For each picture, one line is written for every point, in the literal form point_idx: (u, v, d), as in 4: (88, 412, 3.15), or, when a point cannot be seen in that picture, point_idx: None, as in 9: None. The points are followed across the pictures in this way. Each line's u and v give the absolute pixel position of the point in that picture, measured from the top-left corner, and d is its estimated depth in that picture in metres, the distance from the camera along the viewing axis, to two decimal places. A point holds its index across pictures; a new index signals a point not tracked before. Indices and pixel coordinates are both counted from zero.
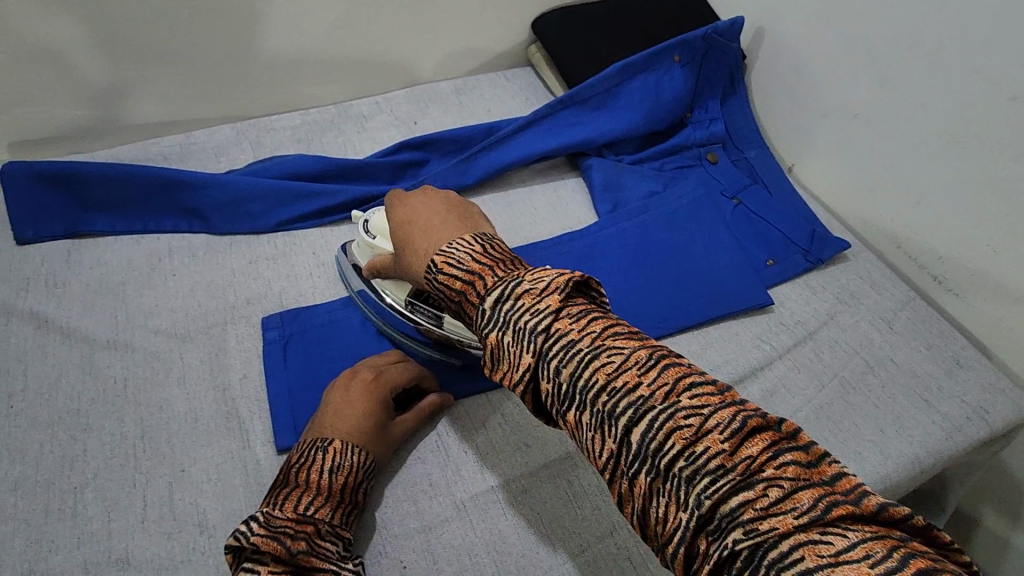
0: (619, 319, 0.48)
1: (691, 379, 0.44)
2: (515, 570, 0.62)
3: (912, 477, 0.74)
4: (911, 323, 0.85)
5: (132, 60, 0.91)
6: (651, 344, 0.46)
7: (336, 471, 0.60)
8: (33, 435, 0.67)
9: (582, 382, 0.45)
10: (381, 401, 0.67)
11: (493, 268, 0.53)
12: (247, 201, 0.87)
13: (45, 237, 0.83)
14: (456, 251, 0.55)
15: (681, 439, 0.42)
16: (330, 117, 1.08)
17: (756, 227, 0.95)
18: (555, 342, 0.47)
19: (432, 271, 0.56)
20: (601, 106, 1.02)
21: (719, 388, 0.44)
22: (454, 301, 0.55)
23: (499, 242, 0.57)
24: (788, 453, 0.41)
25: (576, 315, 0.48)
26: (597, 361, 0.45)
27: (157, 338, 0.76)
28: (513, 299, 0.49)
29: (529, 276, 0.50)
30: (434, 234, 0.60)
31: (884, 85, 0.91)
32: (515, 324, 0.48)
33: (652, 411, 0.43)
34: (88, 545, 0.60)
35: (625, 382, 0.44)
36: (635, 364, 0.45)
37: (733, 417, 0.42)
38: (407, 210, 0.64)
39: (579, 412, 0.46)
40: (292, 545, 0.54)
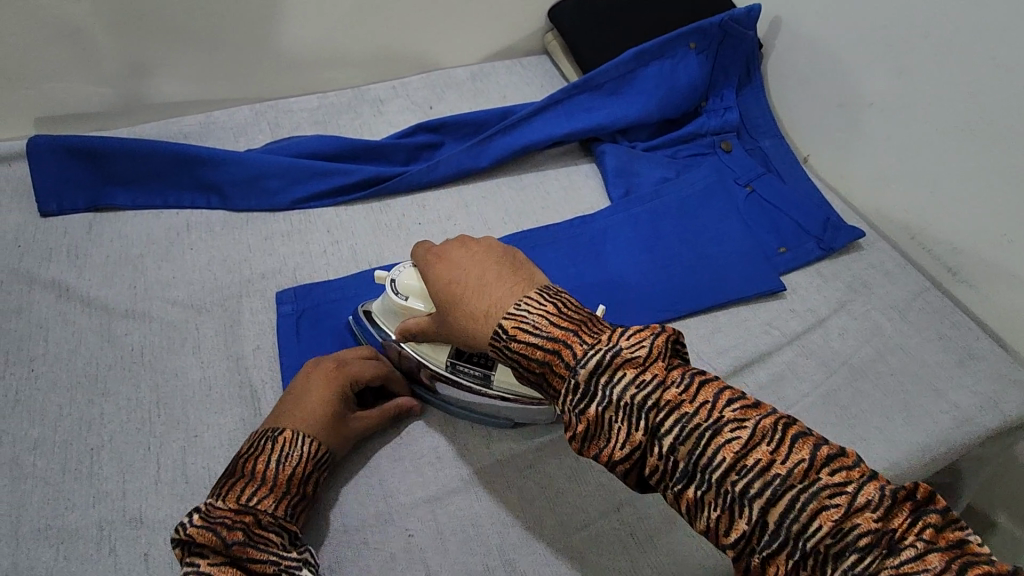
0: (727, 384, 0.49)
1: (824, 451, 0.44)
2: (520, 543, 0.62)
3: (922, 465, 0.73)
4: (924, 313, 0.84)
5: (153, 40, 0.93)
6: (768, 411, 0.47)
7: (284, 461, 0.59)
8: (53, 398, 0.68)
9: (707, 460, 0.46)
10: (339, 394, 0.65)
11: (577, 333, 0.52)
12: (264, 178, 0.89)
13: (68, 209, 0.85)
14: (529, 315, 0.54)
15: (826, 519, 0.42)
16: (346, 101, 1.09)
17: (769, 215, 0.94)
18: (670, 417, 0.47)
19: (504, 339, 0.54)
20: (615, 92, 1.02)
21: (851, 458, 0.44)
22: (534, 372, 0.54)
23: (567, 298, 0.56)
24: (927, 518, 0.41)
25: (685, 384, 0.49)
26: (720, 437, 0.46)
27: (173, 309, 0.77)
28: (615, 371, 0.49)
29: (627, 344, 0.50)
30: (493, 293, 0.58)
31: (901, 74, 0.90)
32: (622, 399, 0.48)
33: (790, 491, 0.43)
34: (103, 504, 0.61)
35: (754, 459, 0.45)
36: (762, 437, 0.45)
37: (877, 490, 0.42)
38: (450, 266, 0.62)
39: (700, 489, 0.46)
40: (227, 536, 0.52)
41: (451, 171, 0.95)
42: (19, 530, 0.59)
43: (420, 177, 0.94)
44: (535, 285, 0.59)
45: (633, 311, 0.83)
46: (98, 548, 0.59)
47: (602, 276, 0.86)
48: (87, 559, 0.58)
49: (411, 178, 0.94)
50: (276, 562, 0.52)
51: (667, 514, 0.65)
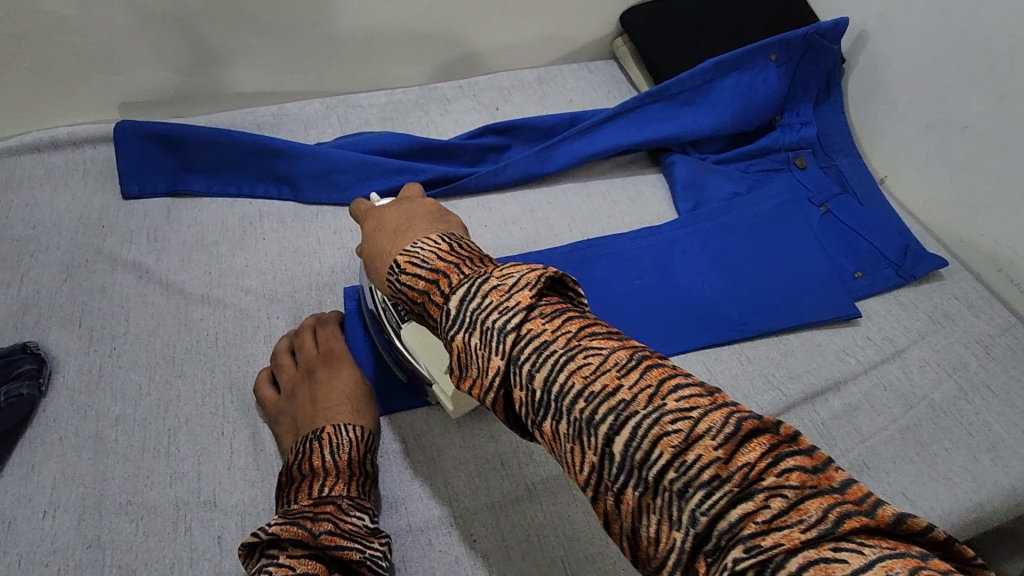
0: (596, 318, 0.43)
1: (676, 380, 0.39)
2: (583, 557, 0.62)
3: (1008, 510, 0.70)
4: (1010, 351, 0.81)
5: (235, 31, 0.94)
6: (631, 343, 0.41)
7: (337, 452, 0.61)
8: (133, 377, 0.71)
9: (557, 388, 0.40)
10: (323, 377, 0.68)
11: (458, 266, 0.48)
12: (335, 172, 0.89)
13: (148, 192, 0.87)
14: (420, 251, 0.50)
15: (669, 448, 0.36)
16: (414, 99, 1.10)
17: (845, 238, 0.91)
18: (528, 346, 0.42)
19: (395, 272, 0.51)
20: (690, 102, 1.00)
21: (710, 389, 0.39)
22: (418, 304, 0.49)
23: (468, 243, 0.52)
24: (789, 458, 0.35)
25: (549, 314, 0.43)
26: (572, 363, 0.40)
27: (247, 297, 0.79)
28: (481, 298, 0.44)
29: (497, 273, 0.45)
30: (401, 234, 0.55)
31: (1003, 97, 0.85)
32: (483, 324, 0.43)
33: (634, 418, 0.38)
34: (180, 485, 0.63)
35: (602, 386, 0.39)
36: (615, 365, 0.40)
37: (723, 418, 0.36)
38: (374, 218, 0.60)
39: (556, 421, 0.41)
40: (313, 528, 0.52)
41: (518, 174, 0.95)
42: (102, 503, 0.62)
43: (486, 179, 0.94)
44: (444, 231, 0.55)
45: (701, 330, 0.81)
46: (175, 528, 0.61)
47: (669, 292, 0.84)
48: (165, 537, 0.60)
49: (478, 179, 0.93)
50: (362, 549, 0.53)
51: None
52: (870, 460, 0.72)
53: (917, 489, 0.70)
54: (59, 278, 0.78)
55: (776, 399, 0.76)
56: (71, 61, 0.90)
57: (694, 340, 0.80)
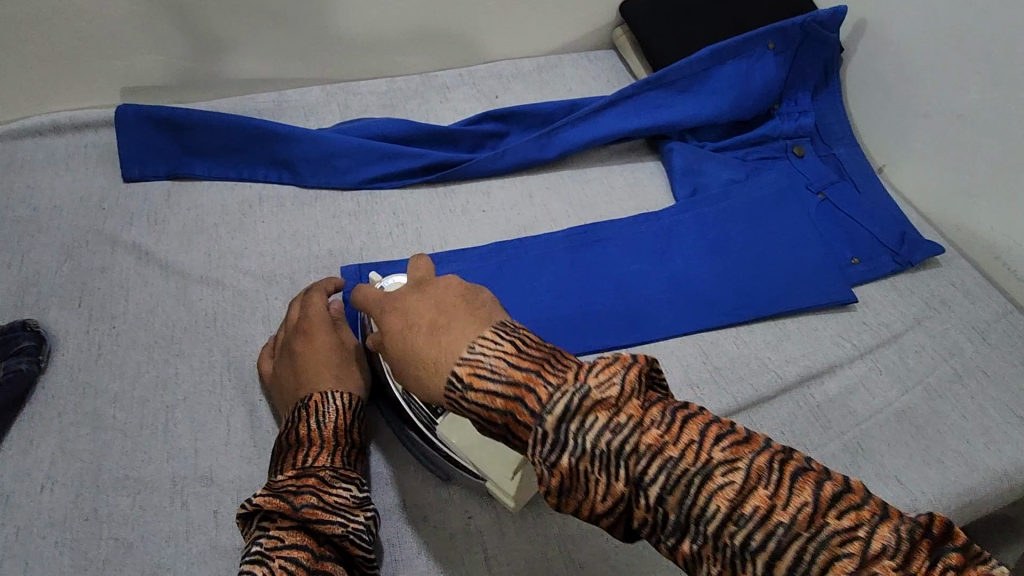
0: (712, 417, 0.43)
1: (828, 491, 0.39)
2: (578, 536, 0.63)
3: (1001, 493, 0.70)
4: (1005, 337, 0.81)
5: (235, 16, 0.94)
6: (761, 447, 0.41)
7: (323, 420, 0.61)
8: (132, 355, 0.71)
9: (700, 510, 0.40)
10: (301, 348, 0.66)
11: (541, 373, 0.44)
12: (335, 157, 0.90)
13: (149, 175, 0.88)
14: (485, 357, 0.46)
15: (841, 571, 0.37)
16: (415, 87, 1.10)
17: (842, 224, 0.92)
18: (654, 463, 0.41)
19: (458, 389, 0.46)
20: (688, 89, 1.00)
21: (855, 492, 0.39)
22: (496, 423, 0.46)
23: (527, 335, 0.47)
24: (946, 560, 0.37)
25: (666, 424, 0.42)
26: (713, 483, 0.40)
27: (245, 279, 0.80)
28: (586, 416, 0.42)
29: (595, 381, 0.43)
30: (442, 335, 0.48)
31: (1000, 84, 0.85)
32: (596, 448, 0.41)
33: (796, 540, 0.38)
34: (177, 460, 0.64)
35: (753, 506, 0.39)
36: (758, 479, 0.40)
37: (891, 533, 0.37)
38: (397, 311, 0.52)
39: (697, 543, 0.40)
40: (296, 501, 0.53)
41: (516, 160, 0.95)
42: (100, 478, 0.62)
43: (485, 165, 0.94)
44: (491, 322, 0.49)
45: (696, 313, 0.81)
46: (172, 502, 0.61)
47: (666, 276, 0.85)
48: (161, 510, 0.61)
49: (476, 165, 0.93)
50: (344, 523, 0.54)
51: None
52: (864, 442, 0.72)
53: (910, 471, 0.70)
54: (59, 259, 0.79)
55: (771, 382, 0.76)
56: (71, 45, 0.90)
57: (689, 323, 0.81)
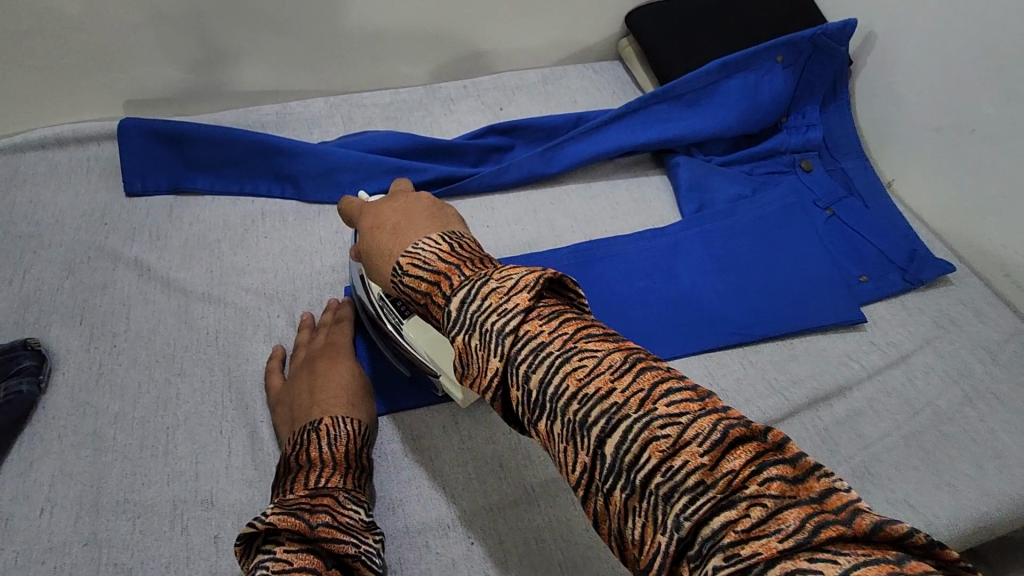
0: (594, 322, 0.44)
1: (670, 386, 0.39)
2: (581, 562, 0.62)
3: (1015, 520, 0.69)
4: (1017, 358, 0.80)
5: (238, 29, 0.94)
6: (626, 346, 0.42)
7: (334, 444, 0.61)
8: (133, 374, 0.71)
9: (551, 389, 0.41)
10: (321, 370, 0.68)
11: (460, 267, 0.48)
12: (338, 171, 0.89)
13: (151, 190, 0.87)
14: (422, 251, 0.51)
15: (658, 453, 0.37)
16: (419, 99, 1.10)
17: (851, 241, 0.90)
18: (524, 346, 0.42)
19: (398, 274, 0.52)
20: (694, 103, 0.99)
21: (701, 394, 0.39)
22: (421, 305, 0.50)
23: (470, 241, 0.52)
24: (772, 466, 0.35)
25: (547, 317, 0.43)
26: (568, 365, 0.41)
27: (247, 296, 0.79)
28: (481, 299, 0.45)
29: (497, 274, 0.45)
30: (401, 234, 0.55)
31: (1012, 101, 0.84)
32: (481, 328, 0.43)
33: (626, 421, 0.38)
34: (177, 483, 0.63)
35: (596, 389, 0.40)
36: (609, 368, 0.40)
37: (712, 425, 0.37)
38: (374, 218, 0.60)
39: (549, 422, 0.41)
40: (311, 519, 0.52)
41: (521, 175, 0.94)
42: (100, 501, 0.61)
43: (489, 180, 0.93)
44: (446, 228, 0.55)
45: (703, 333, 0.80)
46: (172, 526, 0.61)
47: (673, 294, 0.84)
48: (161, 535, 0.60)
49: (480, 179, 0.93)
50: (358, 544, 0.53)
51: None
52: (874, 467, 0.71)
53: (921, 496, 0.69)
54: (61, 275, 0.79)
55: (779, 403, 0.75)
56: (74, 59, 0.90)
57: (696, 343, 0.80)
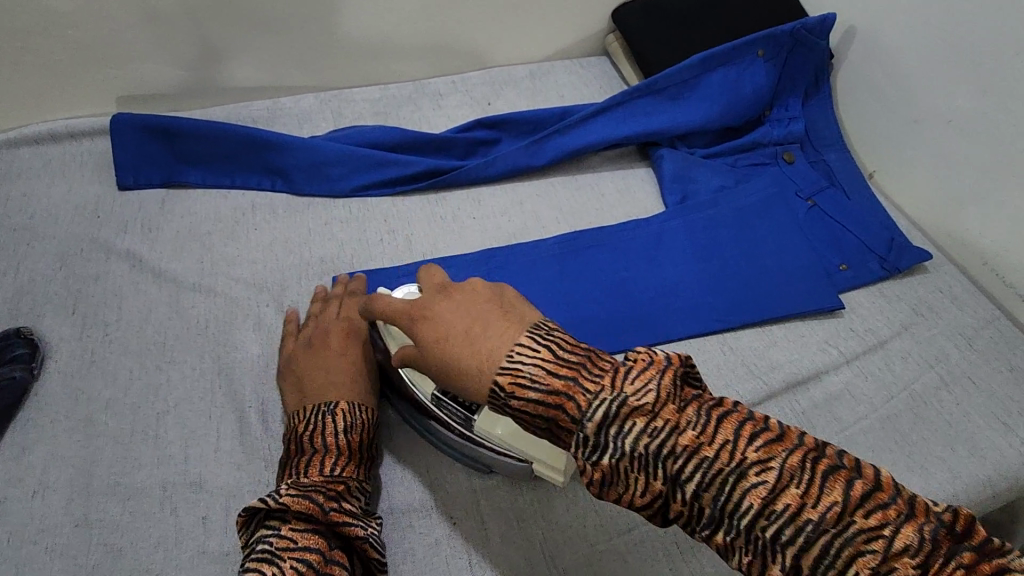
0: (745, 416, 0.45)
1: (856, 490, 0.42)
2: (561, 541, 0.63)
3: (985, 500, 0.71)
4: (991, 343, 0.81)
5: (230, 26, 0.96)
6: (794, 445, 0.44)
7: (350, 432, 0.62)
8: (125, 363, 0.72)
9: (732, 506, 0.43)
10: (334, 352, 0.69)
11: (578, 381, 0.47)
12: (327, 165, 0.91)
13: (143, 184, 0.89)
14: (523, 367, 0.48)
15: (864, 567, 0.40)
16: (408, 94, 1.11)
17: (831, 230, 0.92)
18: (690, 463, 0.44)
19: (502, 397, 0.49)
20: (677, 97, 1.00)
21: (880, 489, 0.42)
22: (539, 425, 0.49)
23: (562, 338, 0.50)
24: (963, 557, 0.39)
25: (702, 426, 0.45)
26: (746, 482, 0.43)
27: (237, 286, 0.80)
28: (626, 420, 0.45)
29: (632, 390, 0.46)
30: (481, 344, 0.51)
31: (986, 93, 0.86)
32: (635, 451, 0.45)
33: (825, 536, 0.41)
34: (167, 467, 0.65)
35: (784, 503, 0.42)
36: (789, 478, 0.43)
37: (910, 531, 0.40)
38: (435, 322, 0.54)
39: (731, 536, 0.43)
40: (324, 502, 0.55)
41: (507, 167, 0.96)
42: (91, 483, 0.63)
43: (476, 173, 0.95)
44: (525, 325, 0.52)
45: (684, 320, 0.82)
46: (162, 508, 0.62)
47: (655, 282, 0.85)
48: (151, 516, 0.61)
49: (467, 173, 0.94)
50: (365, 527, 0.57)
51: None
52: (848, 449, 0.73)
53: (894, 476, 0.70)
54: (54, 266, 0.80)
55: (758, 388, 0.77)
56: (67, 55, 0.91)
57: (677, 330, 0.81)
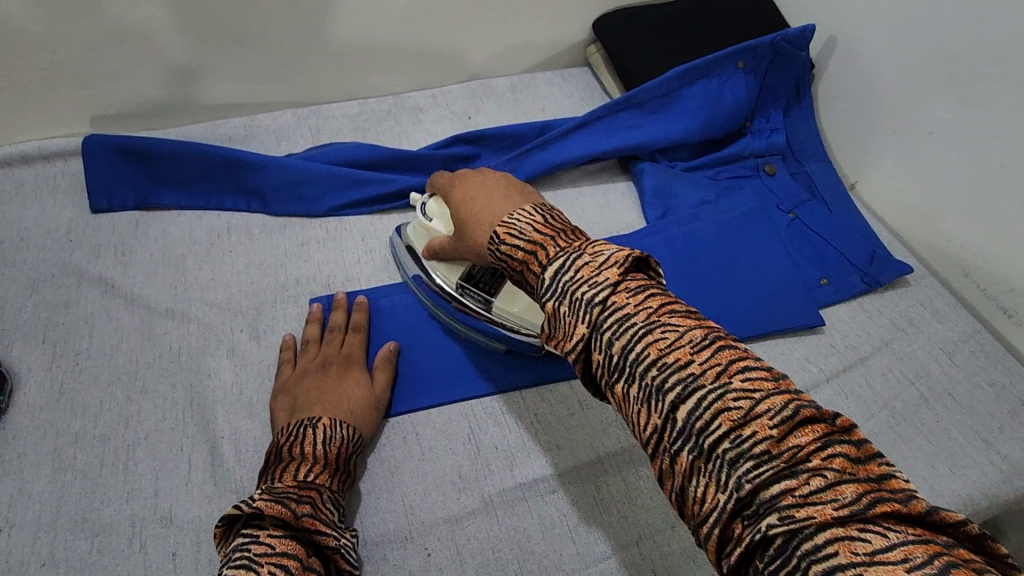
0: (677, 296, 0.46)
1: (749, 364, 0.41)
2: (537, 570, 0.62)
3: (966, 519, 0.70)
4: (972, 358, 0.81)
5: (206, 44, 0.94)
6: (710, 324, 0.44)
7: (328, 443, 0.62)
8: (95, 393, 0.71)
9: (633, 356, 0.43)
10: (335, 372, 0.71)
11: (554, 238, 0.50)
12: (304, 185, 0.90)
13: (116, 207, 0.88)
14: (517, 222, 0.53)
15: (729, 423, 0.39)
16: (387, 109, 1.10)
17: (813, 244, 0.92)
18: (611, 314, 0.44)
19: (494, 242, 0.54)
20: (658, 110, 1.00)
21: (777, 375, 0.41)
22: (515, 272, 0.53)
23: (560, 213, 0.54)
24: (839, 447, 0.37)
25: (633, 289, 0.45)
26: (650, 335, 0.43)
27: (212, 310, 0.79)
28: (572, 270, 0.47)
29: (589, 249, 0.47)
30: (492, 205, 0.59)
31: (965, 105, 0.86)
32: (571, 294, 0.46)
33: (704, 391, 0.40)
34: (136, 501, 0.64)
35: (678, 360, 0.42)
36: (690, 342, 0.42)
37: (786, 404, 0.39)
38: (465, 188, 0.64)
39: (627, 385, 0.43)
40: (296, 509, 0.54)
41: None
42: (58, 520, 0.62)
43: None
44: (533, 197, 0.58)
45: None
46: (130, 544, 0.61)
47: None
48: (119, 554, 0.60)
49: None
50: (337, 537, 0.55)
51: (688, 550, 0.65)
52: None
53: None
54: (24, 294, 0.79)
55: None
56: (37, 77, 0.90)
57: None
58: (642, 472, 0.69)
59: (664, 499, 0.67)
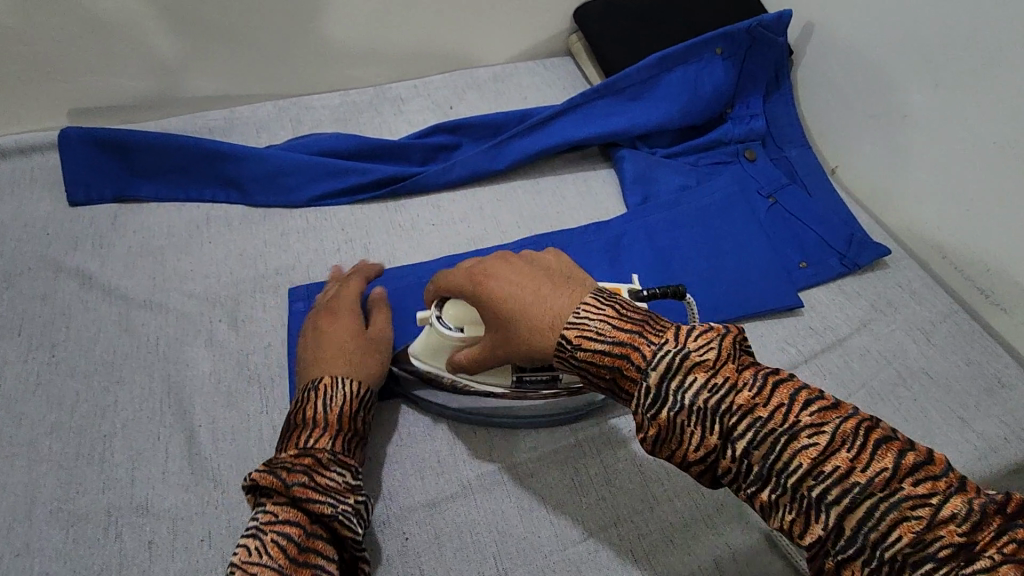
0: (804, 385, 0.46)
1: (909, 459, 0.42)
2: (514, 552, 0.62)
3: None
4: (949, 337, 0.82)
5: (182, 35, 0.94)
6: (848, 414, 0.44)
7: (329, 403, 0.62)
8: (72, 384, 0.71)
9: (782, 465, 0.44)
10: (328, 327, 0.70)
11: (643, 334, 0.50)
12: (284, 175, 0.90)
13: (94, 200, 0.87)
14: (591, 321, 0.52)
15: (908, 531, 0.40)
16: (368, 100, 1.09)
17: (791, 228, 0.92)
18: (744, 421, 0.45)
19: (570, 349, 0.52)
20: (637, 97, 1.00)
21: (938, 464, 0.41)
22: (603, 378, 0.52)
23: (628, 302, 0.54)
24: (1014, 533, 0.38)
25: (758, 388, 0.46)
26: (797, 443, 0.44)
27: (190, 301, 0.79)
28: (686, 376, 0.47)
29: (696, 346, 0.48)
30: (550, 305, 0.56)
31: (939, 86, 0.86)
32: (694, 404, 0.46)
33: (870, 500, 0.41)
34: (112, 490, 0.63)
35: (833, 466, 0.43)
36: (841, 443, 0.43)
37: (962, 503, 0.40)
38: (499, 283, 0.59)
39: (777, 493, 0.44)
40: (287, 479, 0.56)
41: (467, 172, 0.95)
42: (34, 510, 0.62)
43: (435, 179, 0.94)
44: (585, 287, 0.58)
45: None
46: (106, 533, 0.61)
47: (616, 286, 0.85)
48: (95, 543, 0.60)
49: (426, 179, 0.93)
50: (334, 503, 0.56)
51: (666, 531, 0.65)
52: None
53: None
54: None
55: None
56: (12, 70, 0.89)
57: None
58: (621, 455, 0.69)
59: (642, 482, 0.68)
